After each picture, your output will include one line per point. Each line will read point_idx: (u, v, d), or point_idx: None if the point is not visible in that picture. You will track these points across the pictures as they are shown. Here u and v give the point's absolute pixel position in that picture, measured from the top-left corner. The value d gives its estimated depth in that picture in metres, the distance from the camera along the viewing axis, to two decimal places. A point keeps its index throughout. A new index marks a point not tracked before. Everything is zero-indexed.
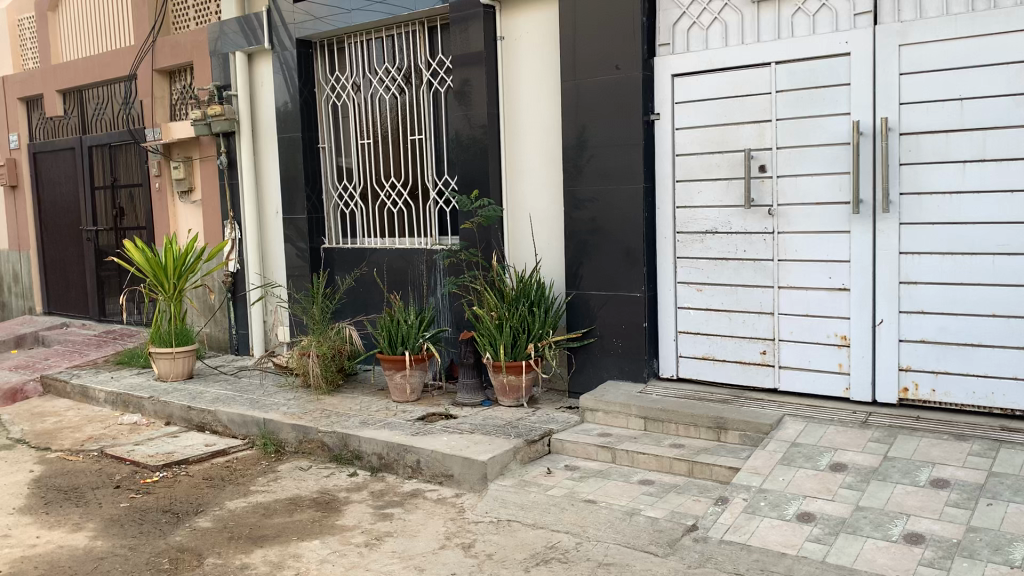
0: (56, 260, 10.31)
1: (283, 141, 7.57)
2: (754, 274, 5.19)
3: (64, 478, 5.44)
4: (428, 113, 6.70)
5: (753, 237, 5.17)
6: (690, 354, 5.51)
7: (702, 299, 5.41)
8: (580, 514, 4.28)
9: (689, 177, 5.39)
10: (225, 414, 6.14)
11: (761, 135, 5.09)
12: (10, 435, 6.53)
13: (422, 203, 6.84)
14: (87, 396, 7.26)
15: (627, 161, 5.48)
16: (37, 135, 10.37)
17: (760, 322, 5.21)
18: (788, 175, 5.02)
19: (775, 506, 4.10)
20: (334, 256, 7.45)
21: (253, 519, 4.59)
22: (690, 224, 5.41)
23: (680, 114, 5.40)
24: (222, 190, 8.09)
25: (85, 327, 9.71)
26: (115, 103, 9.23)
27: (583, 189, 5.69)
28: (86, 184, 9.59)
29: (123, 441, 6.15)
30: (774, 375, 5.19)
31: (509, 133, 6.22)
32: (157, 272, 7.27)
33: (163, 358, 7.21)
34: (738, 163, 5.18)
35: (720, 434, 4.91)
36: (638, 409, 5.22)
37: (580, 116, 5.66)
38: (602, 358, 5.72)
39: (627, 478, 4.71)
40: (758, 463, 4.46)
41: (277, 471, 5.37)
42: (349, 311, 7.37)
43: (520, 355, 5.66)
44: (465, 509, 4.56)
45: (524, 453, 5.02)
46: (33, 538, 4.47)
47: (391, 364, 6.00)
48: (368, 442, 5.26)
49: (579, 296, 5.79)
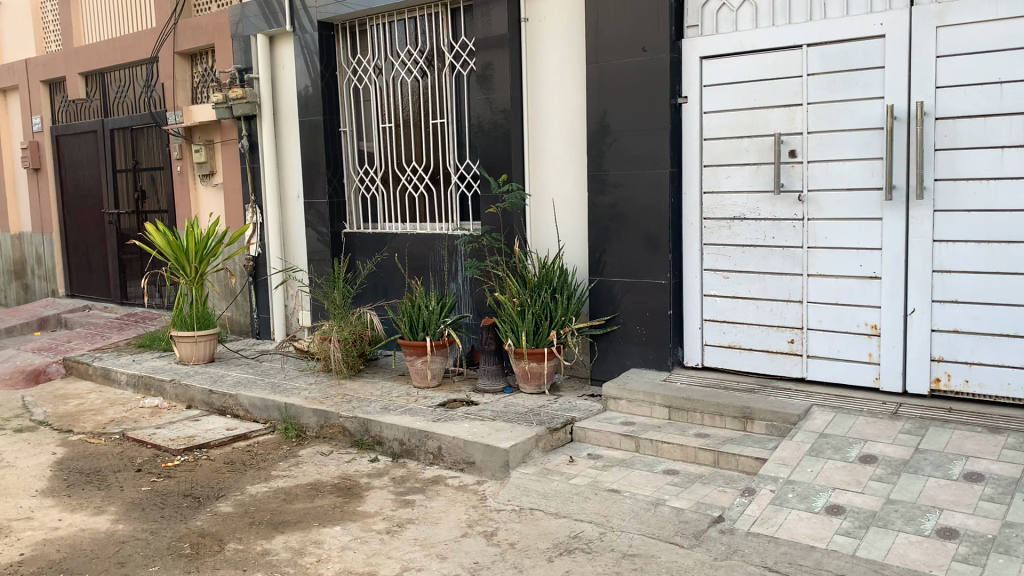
0: (78, 242, 10.35)
1: (305, 125, 7.52)
2: (783, 262, 5.09)
3: (87, 461, 5.45)
4: (450, 97, 6.62)
5: (782, 223, 5.07)
6: (715, 342, 5.43)
7: (729, 286, 5.32)
8: (604, 504, 4.22)
9: (717, 162, 5.29)
10: (247, 398, 6.13)
11: (791, 119, 4.98)
12: (33, 416, 6.55)
13: (444, 187, 6.77)
14: (109, 378, 7.28)
15: (653, 146, 5.38)
16: (59, 118, 10.40)
17: (788, 310, 5.11)
18: (818, 160, 4.91)
19: (803, 498, 4.02)
20: (355, 241, 7.42)
21: (274, 504, 4.57)
22: (718, 210, 5.32)
23: (708, 98, 5.29)
24: (243, 173, 8.06)
25: (107, 310, 9.74)
26: (136, 86, 9.21)
27: (608, 174, 5.60)
28: (109, 167, 9.60)
29: (145, 424, 6.15)
30: (802, 365, 5.10)
31: (533, 117, 6.14)
32: (179, 256, 7.28)
33: (185, 341, 7.22)
34: (768, 148, 5.07)
35: (746, 424, 4.84)
36: (662, 397, 5.15)
37: (605, 100, 5.56)
38: (625, 345, 5.64)
39: (651, 467, 4.64)
40: (785, 454, 4.38)
41: (298, 456, 5.35)
42: (370, 297, 7.34)
43: (542, 342, 5.60)
44: (487, 496, 4.52)
45: (547, 441, 4.96)
46: (56, 521, 4.47)
47: (412, 349, 5.96)
48: (390, 428, 5.23)
49: (603, 283, 5.71)
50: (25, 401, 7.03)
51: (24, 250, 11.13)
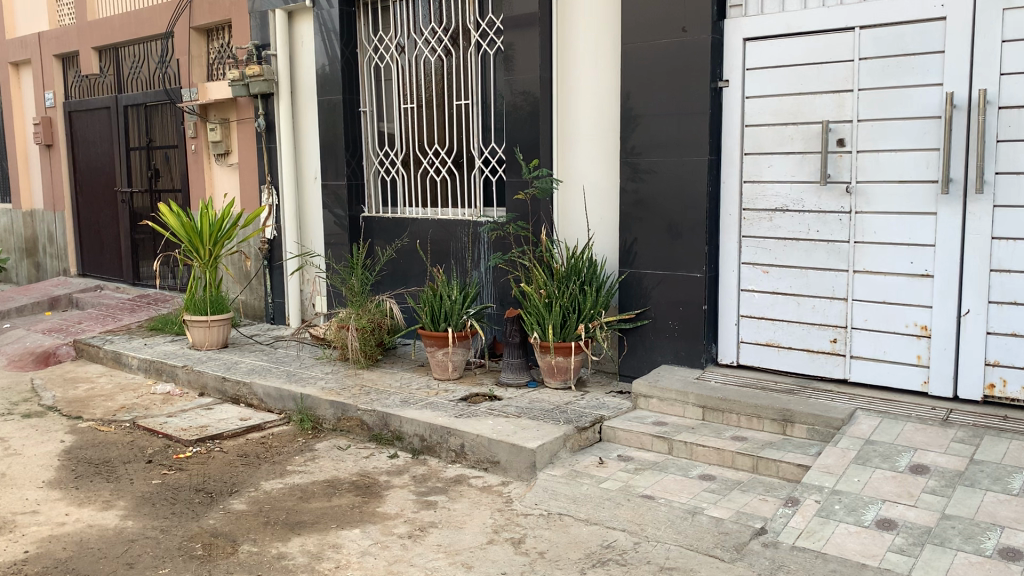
0: (90, 221, 10.16)
1: (323, 104, 7.27)
2: (827, 257, 4.83)
3: (96, 450, 5.26)
4: (475, 77, 6.34)
5: (828, 216, 4.80)
6: (752, 340, 5.18)
7: (768, 281, 5.06)
8: (637, 511, 4.00)
9: (759, 150, 5.02)
10: (261, 387, 5.92)
11: (841, 106, 4.70)
12: (42, 401, 6.37)
13: (467, 172, 6.51)
14: (120, 362, 7.09)
15: (691, 132, 5.10)
16: (72, 94, 10.18)
17: (831, 308, 4.85)
18: (868, 151, 4.63)
19: (851, 511, 3.76)
20: (373, 226, 7.19)
21: (289, 502, 4.36)
22: (759, 201, 5.05)
23: (751, 82, 5.02)
24: (259, 153, 7.82)
25: (118, 290, 9.57)
26: (151, 62, 8.97)
27: (641, 161, 5.33)
28: (122, 144, 9.39)
29: (156, 412, 5.96)
30: (844, 366, 4.85)
31: (562, 100, 5.87)
32: (193, 239, 7.08)
33: (198, 326, 7.01)
34: (815, 136, 4.80)
35: (786, 427, 4.60)
36: (696, 397, 4.90)
37: (641, 83, 5.29)
38: (656, 341, 5.40)
39: (686, 472, 4.41)
40: (830, 462, 4.13)
41: (314, 450, 5.15)
42: (389, 284, 7.11)
43: (569, 336, 5.35)
44: (513, 499, 4.30)
45: (574, 441, 4.73)
46: (62, 515, 4.28)
47: (432, 340, 5.72)
48: (410, 423, 5.01)
49: (633, 274, 5.46)
50: (34, 384, 6.85)
51: (35, 228, 10.96)
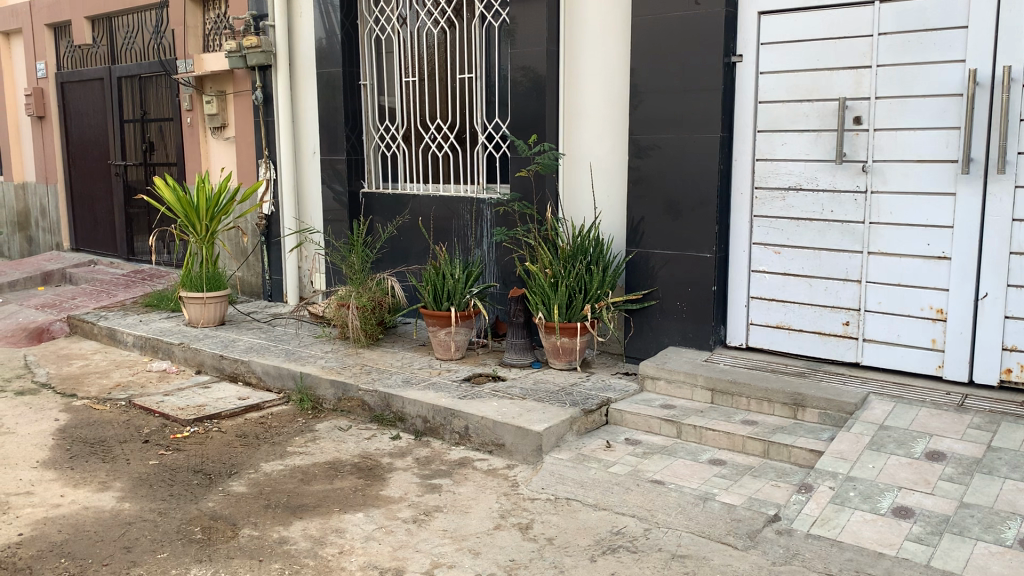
0: (83, 194, 9.99)
1: (322, 77, 7.11)
2: (841, 237, 4.72)
3: (91, 429, 5.15)
4: (479, 50, 6.17)
5: (842, 196, 4.69)
6: (762, 322, 5.08)
7: (780, 262, 4.95)
8: (647, 496, 3.91)
9: (772, 127, 4.90)
10: (260, 366, 5.81)
11: (858, 83, 4.57)
12: (35, 378, 6.25)
13: (470, 148, 6.36)
14: (115, 338, 6.97)
15: (703, 108, 4.97)
16: (65, 65, 9.97)
17: (844, 290, 4.75)
18: (886, 128, 4.51)
19: (867, 498, 3.66)
20: (373, 202, 7.04)
21: (290, 485, 4.26)
22: (772, 179, 4.93)
23: (766, 57, 4.88)
24: (256, 126, 7.66)
25: (113, 266, 9.43)
26: (146, 32, 8.77)
27: (650, 137, 5.20)
28: (116, 116, 9.21)
29: (152, 390, 5.85)
30: (856, 349, 4.75)
31: (570, 74, 5.72)
32: (189, 214, 6.92)
33: (194, 303, 6.88)
34: (831, 113, 4.67)
35: (797, 411, 4.51)
36: (705, 379, 4.81)
37: (651, 57, 5.14)
38: (663, 322, 5.29)
39: (695, 456, 4.32)
40: (843, 447, 4.04)
41: (315, 431, 5.04)
42: (389, 262, 6.99)
43: (574, 316, 5.24)
44: (519, 483, 4.21)
45: (581, 423, 4.63)
46: (57, 497, 4.17)
47: (435, 320, 5.61)
48: (413, 404, 4.91)
49: (641, 254, 5.34)
50: (27, 360, 6.73)
51: (28, 201, 10.79)
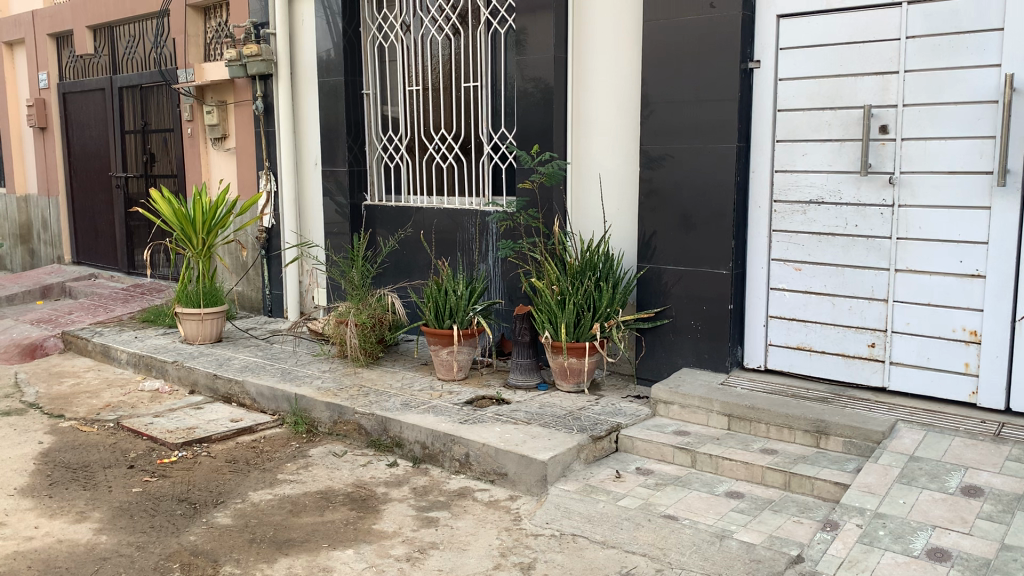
0: (84, 207, 9.81)
1: (324, 86, 6.89)
2: (866, 253, 4.43)
3: (75, 453, 4.91)
4: (485, 57, 5.94)
5: (868, 210, 4.40)
6: (782, 343, 4.79)
7: (801, 280, 4.67)
8: (659, 533, 3.62)
9: (792, 137, 4.62)
10: (254, 386, 5.56)
11: (885, 89, 4.29)
12: (24, 397, 6.03)
13: (475, 159, 6.11)
14: (109, 356, 6.75)
15: (718, 116, 4.70)
16: (67, 75, 9.81)
17: (870, 309, 4.45)
18: (915, 138, 4.22)
19: (898, 538, 3.34)
20: (375, 214, 6.81)
21: (278, 517, 4.00)
22: (792, 192, 4.65)
23: (785, 63, 4.61)
24: (257, 137, 7.45)
25: (113, 279, 9.24)
26: (147, 41, 8.60)
27: (661, 147, 4.94)
28: (116, 127, 9.03)
29: (143, 411, 5.61)
30: (883, 373, 4.46)
31: (579, 81, 5.47)
32: (185, 227, 6.69)
33: (190, 319, 6.65)
34: (855, 122, 4.39)
35: (820, 439, 4.22)
36: (721, 404, 4.52)
37: (664, 64, 4.88)
38: (676, 342, 5.01)
39: (710, 488, 4.03)
40: (871, 481, 3.74)
41: (308, 456, 4.78)
42: (391, 277, 6.74)
43: (583, 336, 4.97)
44: (521, 517, 3.93)
45: (589, 451, 4.35)
46: (31, 529, 3.92)
47: (437, 338, 5.35)
48: (411, 429, 4.64)
49: (653, 270, 5.06)
50: (18, 378, 6.52)
51: (30, 213, 10.62)
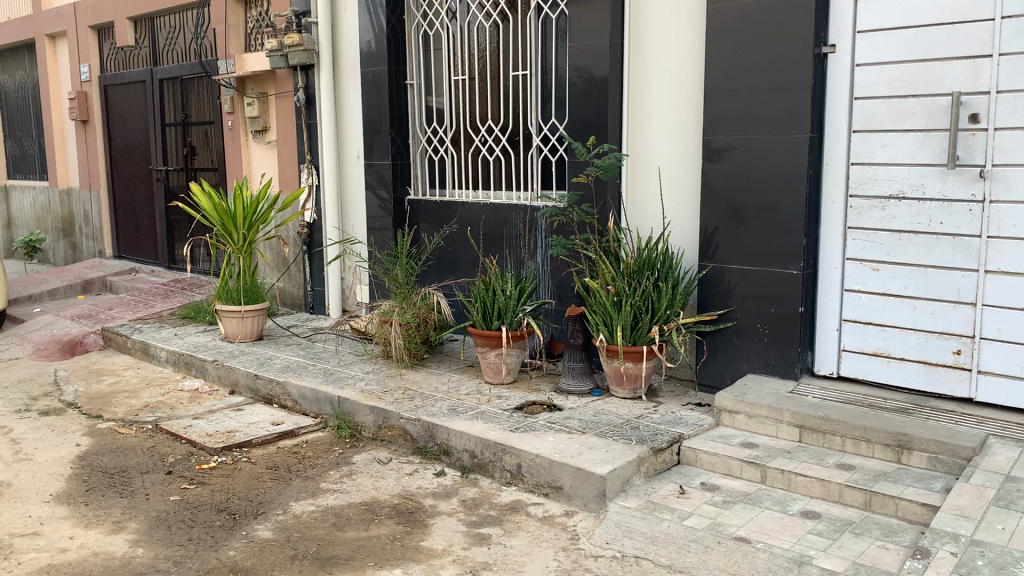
0: (126, 200, 9.73)
1: (367, 77, 6.66)
2: (952, 253, 4.09)
3: (112, 457, 4.75)
4: (535, 44, 5.66)
5: (955, 206, 4.06)
6: (856, 348, 4.47)
7: (879, 281, 4.34)
8: (731, 557, 3.34)
9: (870, 127, 4.29)
10: (296, 388, 5.37)
11: (976, 74, 3.94)
12: (63, 396, 5.90)
13: (524, 151, 5.85)
14: (148, 353, 6.62)
15: (790, 105, 4.38)
16: (108, 67, 9.72)
17: (956, 314, 4.11)
18: (1009, 127, 3.87)
19: (1000, 568, 3.01)
20: (419, 209, 6.58)
21: (322, 531, 3.78)
22: (869, 186, 4.32)
23: (863, 47, 4.27)
24: (298, 129, 7.25)
25: (154, 274, 9.13)
26: (187, 32, 8.46)
27: (726, 138, 4.62)
28: (157, 119, 8.91)
29: (182, 412, 5.44)
30: (969, 382, 4.12)
31: (635, 69, 5.17)
32: (226, 222, 6.52)
33: (231, 316, 6.48)
34: (942, 110, 4.04)
35: (901, 454, 3.90)
36: (792, 415, 4.21)
37: (729, 51, 4.57)
38: (741, 347, 4.71)
39: (783, 507, 3.74)
40: (964, 503, 3.41)
41: (352, 463, 4.57)
42: (436, 275, 6.51)
43: (640, 339, 4.68)
44: (579, 535, 3.67)
45: (649, 464, 4.07)
46: (66, 540, 3.75)
47: (485, 340, 5.10)
48: (459, 436, 4.40)
49: (716, 269, 4.75)
50: (57, 376, 6.40)
51: (72, 207, 10.57)
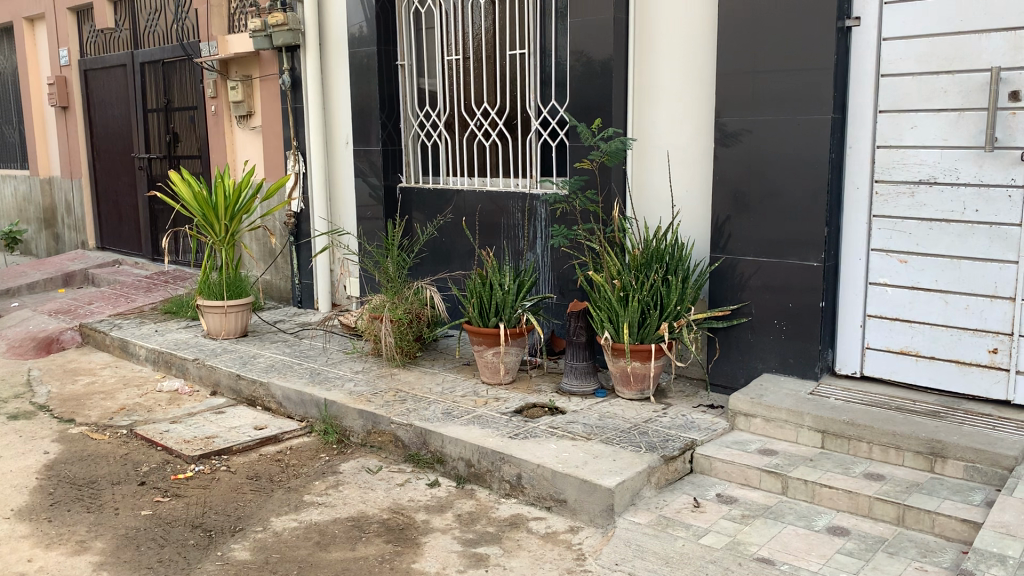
0: (108, 190, 9.37)
1: (356, 59, 6.30)
2: (990, 243, 3.76)
3: (81, 466, 4.42)
4: (533, 21, 5.30)
5: (992, 192, 3.73)
6: (881, 346, 4.15)
7: (907, 273, 4.01)
8: None
9: (898, 107, 3.95)
10: (280, 389, 5.04)
11: (1017, 48, 3.61)
12: (34, 398, 5.57)
13: (522, 136, 5.51)
14: (127, 351, 6.28)
15: (810, 83, 4.04)
16: (88, 51, 9.33)
17: (992, 309, 3.79)
18: None
19: None
20: (411, 198, 6.24)
21: (304, 551, 3.46)
22: (897, 172, 3.99)
23: (890, 19, 3.93)
24: (284, 114, 6.89)
25: (138, 267, 8.79)
26: (168, 14, 8.07)
27: (740, 120, 4.28)
28: (139, 105, 8.54)
29: (159, 415, 5.12)
30: (1007, 384, 3.80)
31: (641, 47, 4.83)
32: (207, 213, 6.16)
33: (213, 312, 6.14)
34: (979, 88, 3.71)
35: (935, 463, 3.58)
36: (814, 419, 3.89)
37: (744, 26, 4.22)
38: (756, 344, 4.39)
39: (808, 522, 3.42)
40: (1009, 519, 3.09)
41: (339, 473, 4.24)
42: (430, 267, 6.18)
43: (648, 337, 4.36)
44: (585, 555, 3.35)
45: (661, 474, 3.75)
46: (23, 563, 3.42)
47: (481, 338, 4.77)
48: (454, 444, 4.08)
49: (729, 261, 4.42)
50: (31, 375, 6.07)
51: (54, 196, 10.21)
